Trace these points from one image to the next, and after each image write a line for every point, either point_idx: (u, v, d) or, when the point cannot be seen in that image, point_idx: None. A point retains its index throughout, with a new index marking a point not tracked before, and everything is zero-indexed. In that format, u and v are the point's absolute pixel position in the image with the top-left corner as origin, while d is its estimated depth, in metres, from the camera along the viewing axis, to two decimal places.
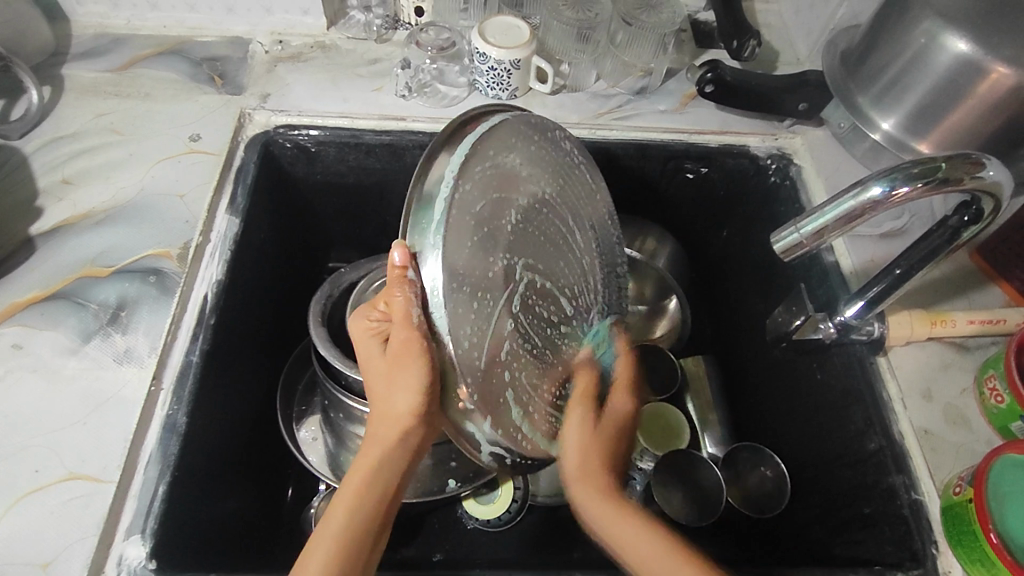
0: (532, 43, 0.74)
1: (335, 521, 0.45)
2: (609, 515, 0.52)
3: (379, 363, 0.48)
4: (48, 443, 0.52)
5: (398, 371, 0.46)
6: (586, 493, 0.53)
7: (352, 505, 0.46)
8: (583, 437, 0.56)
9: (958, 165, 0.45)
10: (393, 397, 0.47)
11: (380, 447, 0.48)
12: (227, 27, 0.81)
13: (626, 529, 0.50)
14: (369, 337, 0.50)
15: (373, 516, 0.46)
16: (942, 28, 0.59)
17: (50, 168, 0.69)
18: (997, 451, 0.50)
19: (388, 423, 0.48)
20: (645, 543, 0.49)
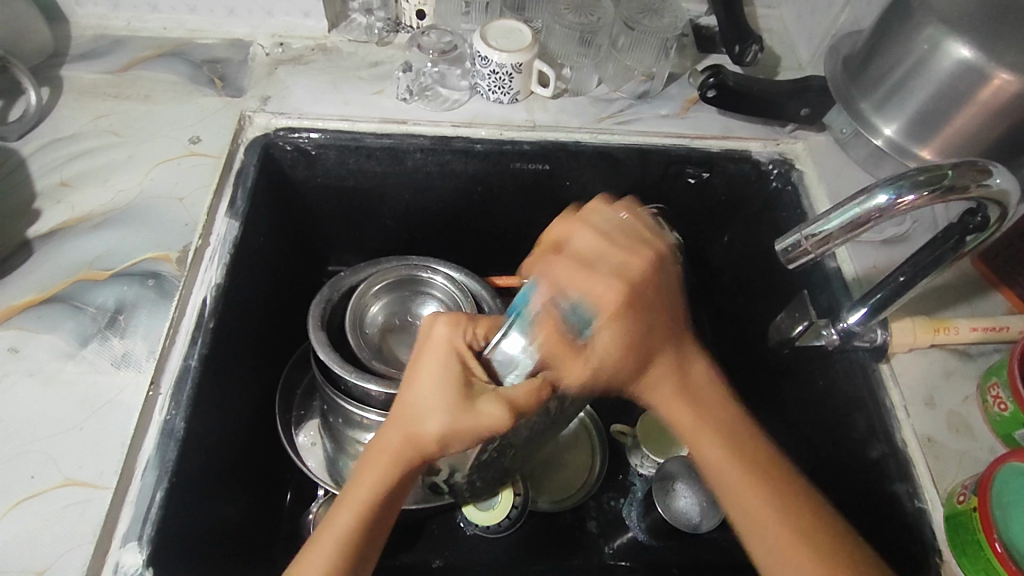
0: (534, 47, 0.74)
1: (342, 518, 0.46)
2: (691, 428, 0.52)
3: (430, 382, 0.48)
4: (45, 448, 0.52)
5: (462, 420, 0.46)
6: (663, 383, 0.52)
7: (361, 508, 0.46)
8: (647, 296, 0.50)
9: (964, 173, 0.44)
10: (446, 435, 0.47)
11: (398, 462, 0.47)
12: (228, 29, 0.80)
13: (712, 447, 0.50)
14: (451, 360, 0.48)
15: (371, 537, 0.47)
16: (945, 34, 0.59)
17: (48, 170, 0.68)
18: (1003, 458, 0.50)
19: (395, 445, 0.47)
20: (721, 464, 0.50)
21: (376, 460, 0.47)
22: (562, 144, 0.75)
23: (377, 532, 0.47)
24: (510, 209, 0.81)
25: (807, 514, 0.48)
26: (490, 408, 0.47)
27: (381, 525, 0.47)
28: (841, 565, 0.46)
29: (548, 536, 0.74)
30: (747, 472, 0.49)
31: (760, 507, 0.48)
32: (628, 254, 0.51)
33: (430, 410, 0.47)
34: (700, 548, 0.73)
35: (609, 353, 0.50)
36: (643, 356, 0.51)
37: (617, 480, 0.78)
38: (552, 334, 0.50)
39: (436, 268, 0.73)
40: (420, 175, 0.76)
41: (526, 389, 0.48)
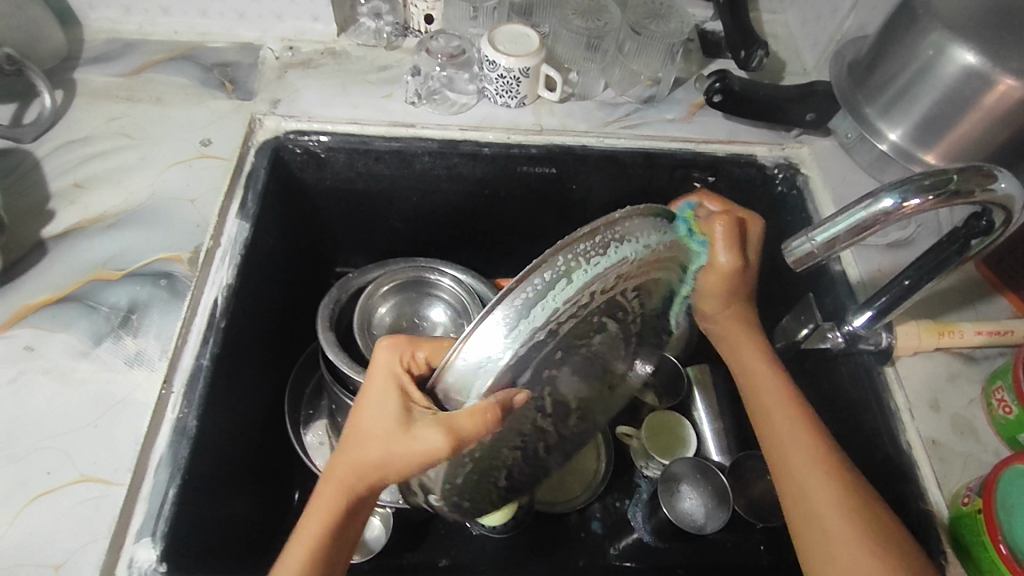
0: (541, 52, 0.75)
1: (298, 545, 0.45)
2: (779, 418, 0.54)
3: (371, 409, 0.45)
4: (59, 446, 0.52)
5: (402, 448, 0.42)
6: (739, 327, 0.58)
7: (316, 533, 0.45)
8: (757, 244, 0.56)
9: (970, 177, 0.45)
10: (386, 463, 0.44)
11: (343, 489, 0.46)
12: (238, 33, 0.81)
13: (770, 387, 0.56)
14: (387, 391, 0.45)
15: (325, 568, 0.45)
16: (950, 41, 0.59)
17: (62, 171, 0.69)
18: (1007, 461, 0.51)
19: (337, 477, 0.46)
20: (777, 405, 0.55)
21: (324, 490, 0.46)
22: (569, 148, 0.75)
23: (334, 559, 0.46)
24: (517, 212, 0.82)
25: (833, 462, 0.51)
26: (425, 437, 0.41)
27: (334, 555, 0.46)
28: (858, 519, 0.48)
29: (554, 535, 0.75)
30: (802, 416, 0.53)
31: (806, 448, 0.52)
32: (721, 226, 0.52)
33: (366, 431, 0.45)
34: (704, 549, 0.73)
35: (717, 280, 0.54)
36: (745, 289, 0.56)
37: (622, 482, 0.79)
38: (733, 249, 0.52)
39: (443, 270, 0.74)
40: (428, 178, 0.77)
41: (473, 415, 0.39)
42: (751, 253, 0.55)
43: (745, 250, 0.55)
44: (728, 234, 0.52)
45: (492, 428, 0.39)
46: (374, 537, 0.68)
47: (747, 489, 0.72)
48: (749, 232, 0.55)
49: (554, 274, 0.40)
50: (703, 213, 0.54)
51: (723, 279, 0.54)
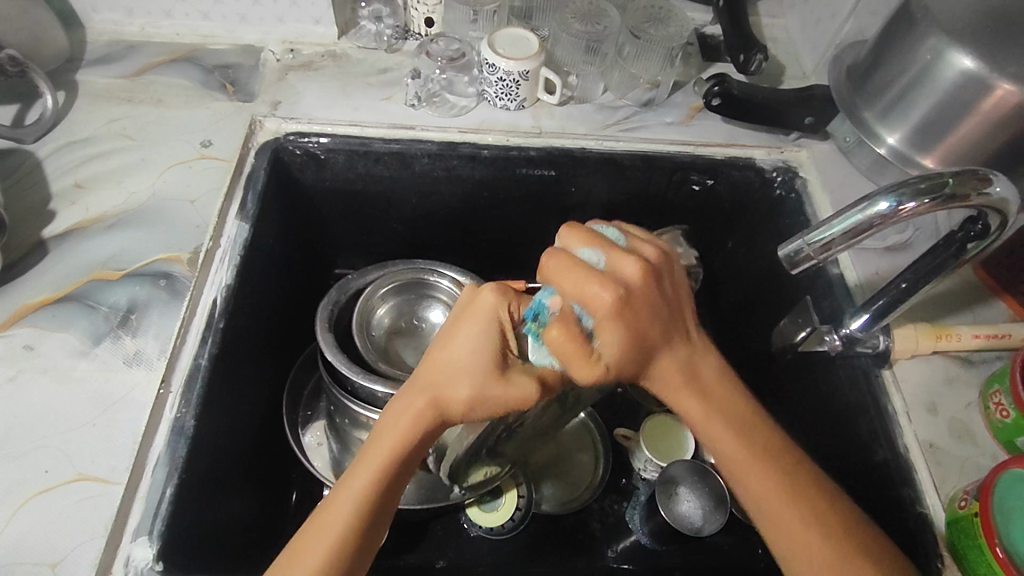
0: (541, 55, 0.75)
1: (358, 480, 0.44)
2: (716, 428, 0.47)
3: (467, 351, 0.45)
4: (57, 445, 0.52)
5: (493, 392, 0.45)
6: (671, 363, 0.47)
7: (382, 470, 0.45)
8: (656, 303, 0.45)
9: (966, 181, 0.45)
10: (474, 406, 0.45)
11: (424, 423, 0.45)
12: (240, 35, 0.82)
13: (716, 422, 0.47)
14: (492, 332, 0.45)
15: (388, 499, 0.45)
16: (948, 45, 0.59)
17: (64, 172, 0.69)
18: (1004, 465, 0.51)
19: (421, 410, 0.45)
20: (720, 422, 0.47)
21: (399, 423, 0.45)
22: (568, 150, 0.76)
23: (393, 494, 0.46)
24: (516, 214, 0.82)
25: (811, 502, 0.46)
26: (522, 383, 0.45)
27: (397, 490, 0.46)
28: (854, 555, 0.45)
29: (552, 536, 0.75)
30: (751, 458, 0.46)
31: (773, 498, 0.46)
32: (597, 289, 0.43)
33: (464, 372, 0.45)
34: (702, 551, 0.73)
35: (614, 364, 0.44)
36: (644, 353, 0.45)
37: (620, 483, 0.79)
38: (586, 357, 0.43)
39: (443, 272, 0.74)
40: (427, 180, 0.77)
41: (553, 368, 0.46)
42: (648, 292, 0.45)
43: (635, 303, 0.44)
44: (573, 347, 0.43)
45: (566, 380, 0.47)
46: None
47: None
48: (634, 291, 0.44)
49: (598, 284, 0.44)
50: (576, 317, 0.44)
51: (624, 352, 0.44)
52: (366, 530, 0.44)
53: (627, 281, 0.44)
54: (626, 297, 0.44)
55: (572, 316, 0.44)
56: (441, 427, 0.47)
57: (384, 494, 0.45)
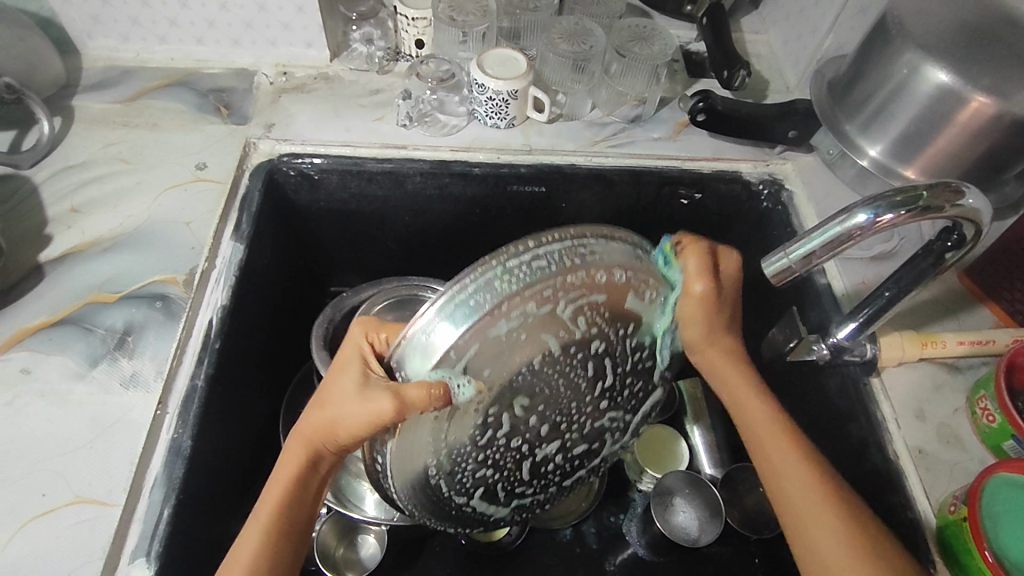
0: (529, 74, 0.76)
1: (266, 505, 0.48)
2: (777, 440, 0.52)
3: (327, 384, 0.48)
4: (54, 468, 0.53)
5: (357, 409, 0.44)
6: (720, 352, 0.55)
7: (283, 494, 0.48)
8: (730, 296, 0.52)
9: (939, 193, 0.46)
10: (338, 423, 0.47)
11: (303, 450, 0.49)
12: (233, 59, 0.83)
13: (757, 411, 0.54)
14: (353, 357, 0.47)
15: (296, 518, 0.48)
16: (923, 60, 0.61)
17: (60, 197, 0.70)
18: (991, 469, 0.51)
19: (301, 431, 0.49)
20: (775, 439, 0.52)
21: (288, 457, 0.49)
22: (558, 167, 0.77)
23: (306, 507, 0.50)
24: (508, 230, 0.83)
25: (798, 439, 0.52)
26: (373, 400, 0.43)
27: (300, 510, 0.49)
28: (827, 501, 0.48)
29: (547, 553, 0.75)
30: (778, 419, 0.53)
31: (782, 437, 0.52)
32: (727, 256, 0.52)
33: (333, 397, 0.47)
34: (698, 561, 0.74)
35: (695, 313, 0.51)
36: (722, 323, 0.53)
37: (618, 496, 0.79)
38: (705, 283, 0.50)
39: (436, 288, 0.75)
40: (419, 199, 0.78)
41: (422, 388, 0.42)
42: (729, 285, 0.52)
43: (722, 279, 0.51)
44: (700, 268, 0.49)
45: (438, 402, 0.42)
46: (369, 555, 0.69)
47: (739, 500, 0.72)
48: (724, 272, 0.52)
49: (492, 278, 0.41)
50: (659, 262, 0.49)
51: (704, 306, 0.50)
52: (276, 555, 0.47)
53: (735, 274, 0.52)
54: (715, 264, 0.51)
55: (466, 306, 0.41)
56: (323, 444, 0.49)
57: (288, 514, 0.48)
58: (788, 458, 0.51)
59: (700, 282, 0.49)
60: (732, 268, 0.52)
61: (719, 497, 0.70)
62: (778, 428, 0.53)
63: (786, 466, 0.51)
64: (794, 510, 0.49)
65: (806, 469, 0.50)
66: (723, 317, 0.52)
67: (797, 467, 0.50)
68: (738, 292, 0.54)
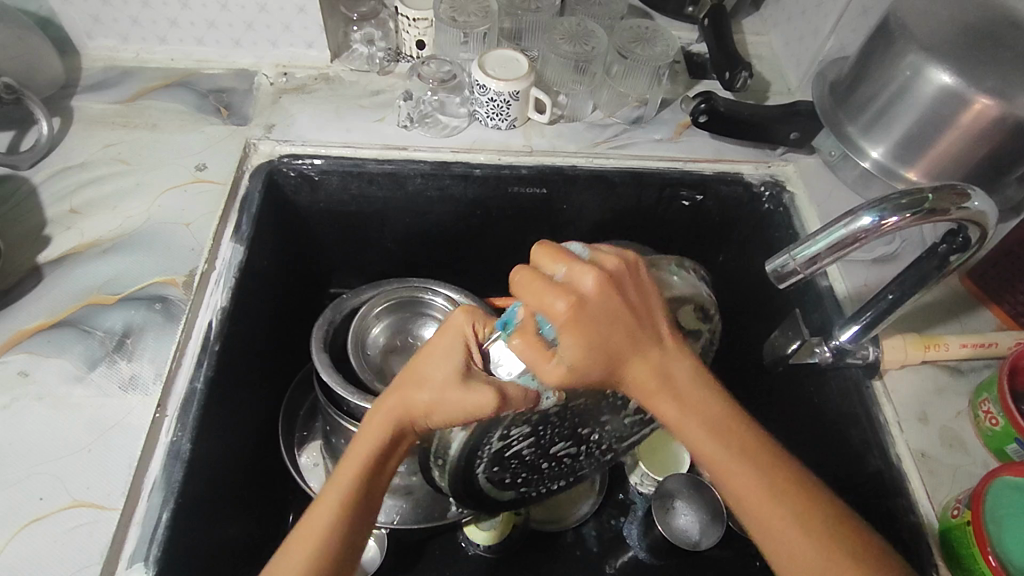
0: (530, 75, 0.76)
1: (338, 485, 0.46)
2: (738, 482, 0.42)
3: (422, 368, 0.46)
4: (52, 471, 0.52)
5: (455, 400, 0.43)
6: (644, 371, 0.43)
7: (357, 477, 0.46)
8: (616, 308, 0.41)
9: (944, 195, 0.46)
10: (434, 406, 0.45)
11: (386, 429, 0.46)
12: (233, 60, 0.83)
13: (707, 443, 0.42)
14: (455, 345, 0.46)
15: (367, 501, 0.46)
16: (925, 62, 0.61)
17: (59, 198, 0.70)
18: (995, 473, 0.52)
19: (389, 411, 0.46)
20: (738, 479, 0.42)
21: (366, 440, 0.46)
22: (559, 169, 0.77)
23: (378, 487, 0.48)
24: (508, 232, 0.83)
25: (756, 470, 0.42)
26: (475, 390, 0.43)
27: (371, 495, 0.47)
28: (835, 544, 0.41)
29: (547, 556, 0.75)
30: (723, 448, 0.42)
31: (739, 471, 0.42)
32: (577, 284, 0.41)
33: (430, 383, 0.45)
34: (698, 564, 0.74)
35: (579, 373, 0.41)
36: (609, 368, 0.42)
37: (618, 499, 0.79)
38: (552, 359, 0.41)
39: (437, 290, 0.75)
40: (419, 201, 0.78)
41: (522, 388, 0.44)
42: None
43: (586, 320, 0.40)
44: (540, 350, 0.41)
45: (534, 398, 0.44)
46: (369, 558, 0.68)
47: None
48: (571, 313, 0.40)
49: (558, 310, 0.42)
50: (539, 323, 0.42)
51: (579, 360, 0.40)
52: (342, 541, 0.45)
53: (599, 284, 0.41)
54: (562, 322, 0.40)
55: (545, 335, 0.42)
56: (411, 427, 0.46)
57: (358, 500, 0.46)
58: (753, 504, 0.42)
59: (556, 367, 0.40)
60: (592, 288, 0.41)
61: (719, 499, 0.70)
62: (737, 461, 0.42)
63: (757, 511, 0.42)
64: None
65: (779, 520, 0.41)
66: (619, 330, 0.41)
67: (768, 520, 0.42)
68: (608, 322, 0.41)
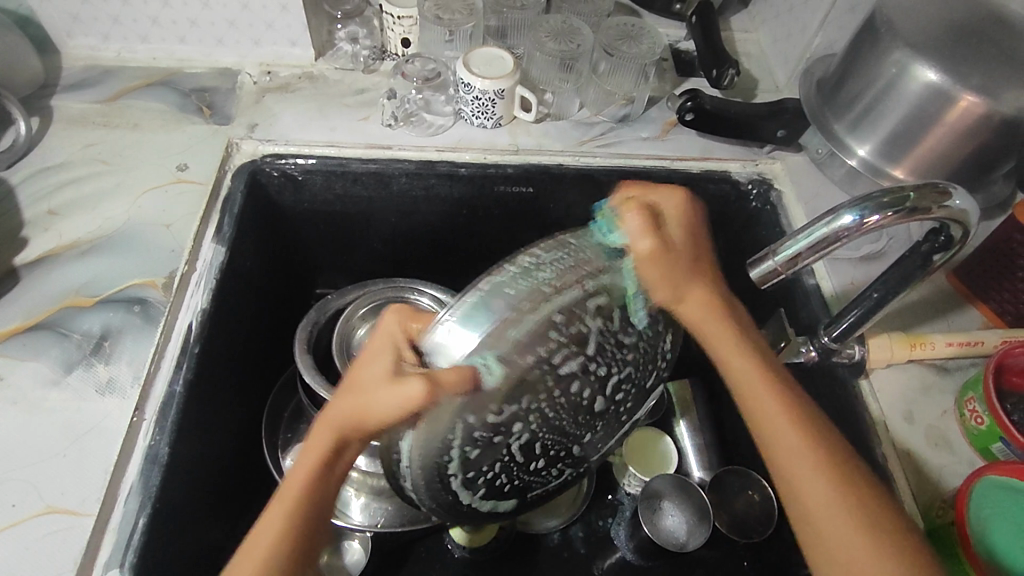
0: (516, 73, 0.75)
1: (282, 502, 0.44)
2: (771, 407, 0.47)
3: (353, 371, 0.44)
4: (27, 476, 0.52)
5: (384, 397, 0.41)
6: (699, 298, 0.47)
7: (297, 494, 0.44)
8: (698, 228, 0.47)
9: (926, 194, 0.46)
10: (366, 413, 0.43)
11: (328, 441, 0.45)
12: (217, 58, 0.82)
13: (744, 364, 0.48)
14: (387, 346, 0.43)
15: (312, 517, 0.45)
16: (910, 59, 0.61)
17: (37, 199, 0.69)
18: (980, 472, 0.51)
19: (331, 421, 0.44)
20: (765, 395, 0.47)
21: (306, 457, 0.45)
22: (545, 167, 0.76)
23: (325, 500, 0.46)
24: (495, 231, 0.82)
25: (787, 395, 0.47)
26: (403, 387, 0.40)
27: (317, 510, 0.45)
28: (831, 466, 0.45)
29: (533, 557, 0.74)
30: (761, 377, 0.47)
31: (772, 398, 0.47)
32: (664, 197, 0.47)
33: (360, 391, 0.43)
34: (686, 565, 0.73)
35: (682, 265, 0.45)
36: (681, 278, 0.46)
37: (606, 499, 0.78)
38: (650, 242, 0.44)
39: (422, 290, 0.74)
40: (405, 200, 0.77)
41: (454, 371, 0.38)
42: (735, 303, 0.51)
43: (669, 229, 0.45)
44: (642, 226, 0.44)
45: (472, 384, 0.39)
46: (353, 561, 0.67)
47: (727, 504, 0.71)
48: (667, 212, 0.46)
49: (550, 261, 0.41)
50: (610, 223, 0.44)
51: (654, 261, 0.44)
52: (290, 559, 0.44)
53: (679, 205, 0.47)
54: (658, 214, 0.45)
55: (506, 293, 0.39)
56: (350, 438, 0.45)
57: (302, 517, 0.44)
58: (771, 418, 0.47)
59: (645, 243, 0.43)
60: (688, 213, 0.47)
61: (705, 499, 0.70)
62: (768, 387, 0.47)
63: (766, 420, 0.47)
64: (793, 485, 0.45)
65: (795, 437, 0.46)
66: (689, 251, 0.46)
67: (786, 434, 0.46)
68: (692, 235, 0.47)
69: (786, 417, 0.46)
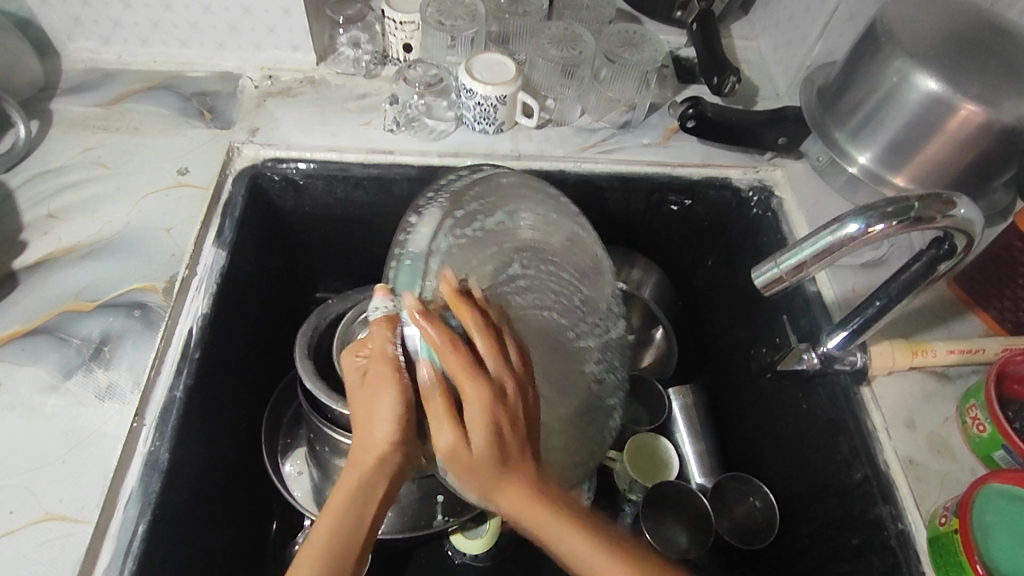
0: (518, 80, 0.75)
1: (318, 542, 0.45)
2: (562, 527, 0.46)
3: (357, 401, 0.48)
4: (26, 482, 0.51)
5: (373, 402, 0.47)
6: (518, 448, 0.50)
7: (333, 528, 0.46)
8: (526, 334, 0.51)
9: (931, 203, 0.46)
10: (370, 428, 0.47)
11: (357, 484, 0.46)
12: (218, 62, 0.81)
13: (537, 481, 0.48)
14: (353, 371, 0.50)
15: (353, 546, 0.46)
16: (911, 68, 0.61)
17: (35, 202, 0.68)
18: (983, 480, 0.51)
19: (368, 449, 0.47)
20: (567, 525, 0.46)
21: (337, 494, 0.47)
22: (546, 174, 0.77)
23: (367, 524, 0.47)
24: None
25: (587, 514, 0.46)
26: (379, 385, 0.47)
27: (357, 535, 0.46)
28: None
29: (535, 564, 0.74)
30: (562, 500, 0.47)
31: (569, 524, 0.45)
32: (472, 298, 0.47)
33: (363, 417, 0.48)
34: None
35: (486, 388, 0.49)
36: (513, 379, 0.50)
37: (606, 506, 0.78)
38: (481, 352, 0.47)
39: None
40: (406, 205, 0.78)
41: (378, 330, 0.48)
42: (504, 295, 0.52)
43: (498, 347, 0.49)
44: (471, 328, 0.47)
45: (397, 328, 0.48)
46: None
47: (730, 511, 0.71)
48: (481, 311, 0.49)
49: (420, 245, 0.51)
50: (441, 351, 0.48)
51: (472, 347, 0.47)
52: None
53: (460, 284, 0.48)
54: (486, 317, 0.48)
55: (408, 261, 0.50)
56: (378, 473, 0.47)
57: (344, 544, 0.46)
58: (577, 551, 0.44)
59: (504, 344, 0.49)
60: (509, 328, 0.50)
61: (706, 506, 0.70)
62: (571, 510, 0.46)
63: (574, 556, 0.44)
64: None
65: (598, 557, 0.43)
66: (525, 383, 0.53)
67: (578, 553, 0.44)
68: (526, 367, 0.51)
69: (594, 540, 0.44)
